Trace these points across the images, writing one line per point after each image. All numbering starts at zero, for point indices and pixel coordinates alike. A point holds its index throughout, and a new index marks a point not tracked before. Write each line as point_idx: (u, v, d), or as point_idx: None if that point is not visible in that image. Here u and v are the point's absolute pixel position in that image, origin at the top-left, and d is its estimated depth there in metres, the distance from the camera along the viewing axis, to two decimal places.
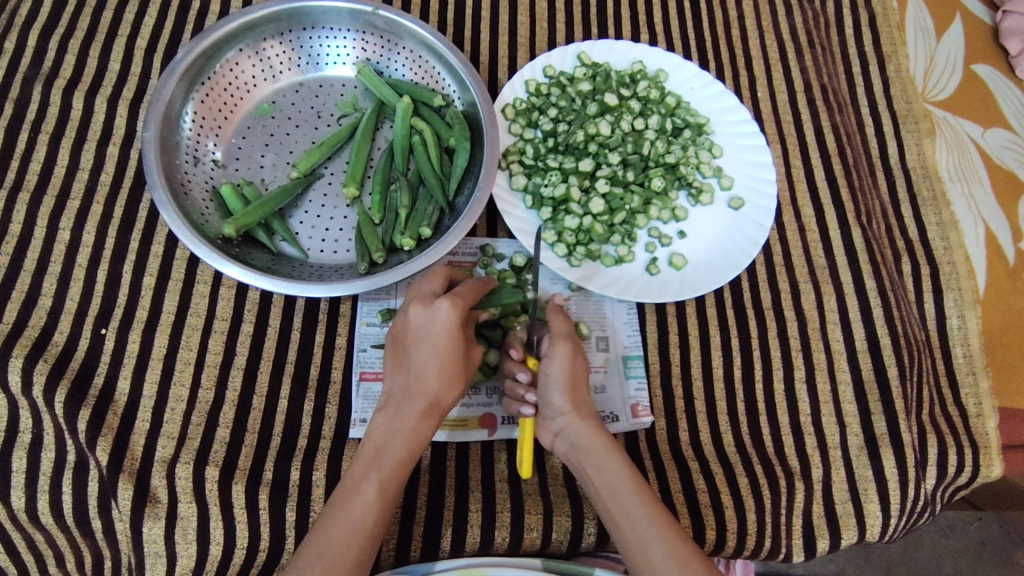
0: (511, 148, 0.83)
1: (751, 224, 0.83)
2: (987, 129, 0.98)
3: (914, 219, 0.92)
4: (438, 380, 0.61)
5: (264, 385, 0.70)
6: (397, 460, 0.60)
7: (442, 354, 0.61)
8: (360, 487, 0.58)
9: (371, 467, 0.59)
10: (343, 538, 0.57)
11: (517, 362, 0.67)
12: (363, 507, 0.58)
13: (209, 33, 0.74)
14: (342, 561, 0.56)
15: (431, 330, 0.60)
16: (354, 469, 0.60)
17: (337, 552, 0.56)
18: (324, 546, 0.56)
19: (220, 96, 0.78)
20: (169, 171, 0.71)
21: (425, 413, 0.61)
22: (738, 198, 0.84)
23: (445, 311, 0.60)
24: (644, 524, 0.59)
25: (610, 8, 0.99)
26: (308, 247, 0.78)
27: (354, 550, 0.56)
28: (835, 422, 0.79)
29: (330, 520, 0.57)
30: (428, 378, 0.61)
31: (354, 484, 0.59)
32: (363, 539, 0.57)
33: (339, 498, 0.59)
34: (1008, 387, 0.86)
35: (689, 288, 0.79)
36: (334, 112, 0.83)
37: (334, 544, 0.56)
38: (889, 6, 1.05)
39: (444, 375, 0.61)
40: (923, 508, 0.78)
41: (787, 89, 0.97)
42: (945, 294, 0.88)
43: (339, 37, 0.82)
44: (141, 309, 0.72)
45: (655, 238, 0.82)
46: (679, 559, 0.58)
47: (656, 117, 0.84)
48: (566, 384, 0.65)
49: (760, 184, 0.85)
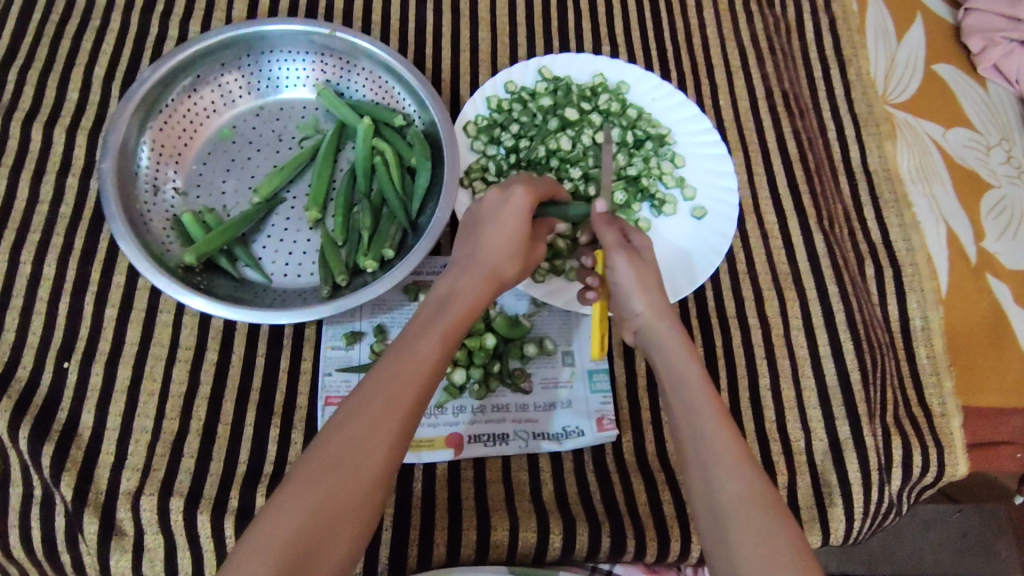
0: (473, 166, 0.84)
1: (713, 233, 0.83)
2: (948, 129, 1.00)
3: (876, 221, 0.93)
4: (504, 260, 0.62)
5: (229, 413, 0.70)
6: (454, 329, 0.58)
7: (511, 233, 0.61)
8: (419, 348, 0.56)
9: (430, 330, 0.58)
10: (393, 399, 0.54)
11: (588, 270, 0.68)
12: (420, 365, 0.56)
13: (163, 61, 0.74)
14: (391, 422, 0.53)
15: (505, 211, 0.61)
16: (410, 333, 0.58)
17: (389, 408, 0.54)
18: (373, 402, 0.54)
19: (178, 124, 0.78)
20: (127, 202, 0.71)
21: (484, 290, 0.61)
22: (700, 207, 0.84)
23: (523, 193, 0.61)
24: (703, 424, 0.55)
25: (572, 21, 0.99)
26: (271, 271, 0.78)
27: (404, 413, 0.54)
28: (799, 427, 0.80)
29: (382, 380, 0.55)
30: (494, 259, 0.61)
31: (412, 344, 0.57)
32: (414, 402, 0.55)
33: (393, 357, 0.57)
34: (972, 386, 0.87)
35: None
36: (295, 135, 0.83)
37: (384, 402, 0.54)
38: (849, 9, 1.07)
39: (510, 257, 0.62)
40: (887, 509, 0.80)
41: (748, 96, 0.98)
42: (908, 295, 0.89)
43: (297, 61, 0.82)
44: (104, 341, 0.72)
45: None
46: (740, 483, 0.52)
47: (617, 130, 0.84)
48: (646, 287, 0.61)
49: (721, 193, 0.85)
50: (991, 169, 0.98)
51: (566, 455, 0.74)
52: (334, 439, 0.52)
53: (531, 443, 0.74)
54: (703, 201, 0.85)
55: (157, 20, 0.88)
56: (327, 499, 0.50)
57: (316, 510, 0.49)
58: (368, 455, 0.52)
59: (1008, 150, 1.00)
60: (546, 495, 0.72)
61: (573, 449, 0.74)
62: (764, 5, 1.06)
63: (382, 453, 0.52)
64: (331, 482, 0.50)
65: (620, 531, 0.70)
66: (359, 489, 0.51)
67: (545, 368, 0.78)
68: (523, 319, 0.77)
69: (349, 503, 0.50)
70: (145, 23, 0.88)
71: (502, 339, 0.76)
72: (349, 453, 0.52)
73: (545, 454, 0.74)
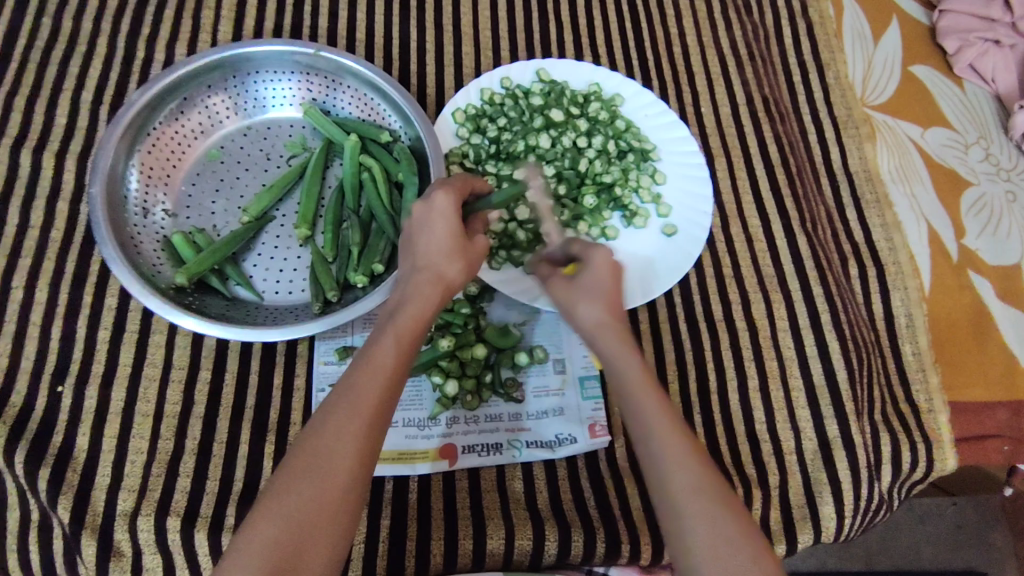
0: (454, 150, 0.85)
1: (679, 253, 0.83)
2: (926, 129, 1.02)
3: (859, 222, 0.95)
4: (442, 262, 0.61)
5: (224, 431, 0.71)
6: (407, 332, 0.59)
7: (439, 237, 0.61)
8: (372, 357, 0.58)
9: (381, 339, 0.59)
10: (349, 412, 0.55)
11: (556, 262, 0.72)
12: (374, 372, 0.57)
13: (150, 85, 0.75)
14: (351, 431, 0.55)
15: (428, 217, 0.62)
16: (366, 344, 0.60)
17: (345, 417, 0.55)
18: (332, 418, 0.55)
19: (166, 146, 0.79)
20: (117, 227, 0.71)
21: (433, 295, 0.60)
22: (671, 225, 0.85)
23: (443, 197, 0.62)
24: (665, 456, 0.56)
25: (553, 33, 1.01)
26: (263, 289, 0.79)
27: (362, 420, 0.55)
28: (789, 427, 0.81)
29: (340, 391, 0.56)
30: (433, 262, 0.61)
31: (366, 354, 0.58)
32: (372, 407, 0.56)
33: (350, 369, 0.58)
34: (957, 381, 0.88)
35: None
36: (283, 153, 0.84)
37: (341, 416, 0.55)
38: (826, 14, 1.09)
39: (446, 257, 0.61)
40: (877, 506, 0.81)
41: (729, 103, 1.00)
42: (893, 293, 0.90)
43: (283, 80, 0.83)
44: (97, 364, 0.72)
45: None
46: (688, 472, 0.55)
47: (599, 138, 0.86)
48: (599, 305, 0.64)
49: (692, 213, 0.86)
50: (970, 167, 1.00)
51: (559, 463, 0.75)
52: (301, 451, 0.54)
53: (525, 452, 0.74)
54: (676, 219, 0.85)
55: (143, 44, 0.90)
56: (300, 510, 0.52)
57: (290, 521, 0.52)
58: (334, 462, 0.54)
59: (985, 148, 1.02)
60: (540, 503, 0.73)
61: (566, 456, 0.75)
62: (742, 13, 1.08)
63: (348, 459, 0.54)
64: (301, 493, 0.53)
65: (614, 535, 0.71)
66: (329, 497, 0.53)
67: (536, 376, 0.79)
68: (513, 328, 0.78)
69: (323, 512, 0.52)
70: (131, 47, 0.89)
71: (493, 349, 0.77)
72: (314, 463, 0.54)
73: (539, 462, 0.75)
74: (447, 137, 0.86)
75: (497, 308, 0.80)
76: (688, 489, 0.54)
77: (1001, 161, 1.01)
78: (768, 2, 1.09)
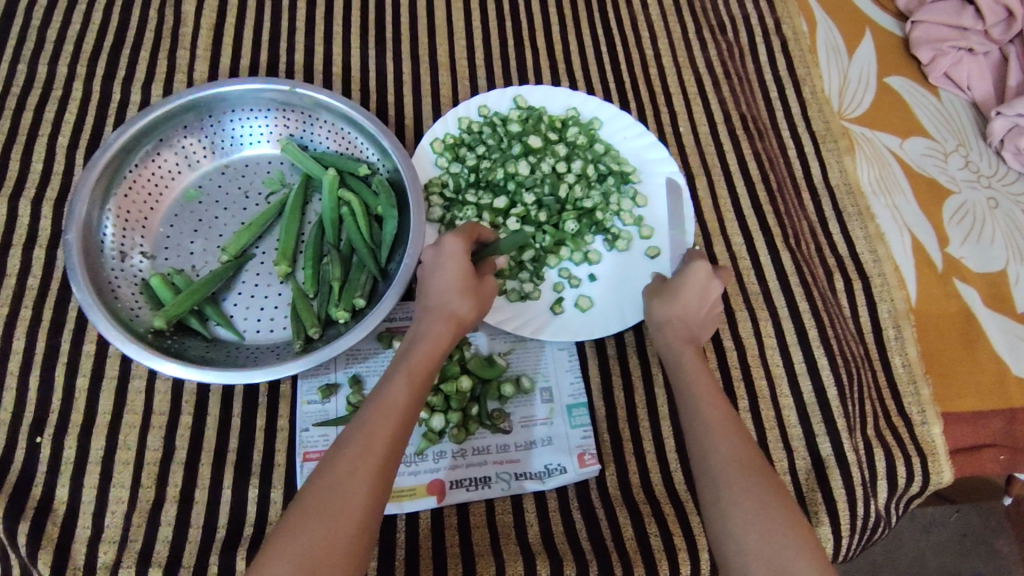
0: (433, 179, 0.84)
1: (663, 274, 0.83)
2: (905, 139, 1.02)
3: (842, 235, 0.95)
4: (454, 301, 0.64)
5: (206, 476, 0.70)
6: (420, 371, 0.60)
7: (452, 277, 0.64)
8: (387, 393, 0.59)
9: (394, 377, 0.60)
10: (363, 445, 0.55)
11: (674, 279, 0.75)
12: (389, 408, 0.58)
13: (124, 129, 0.75)
14: (365, 466, 0.55)
15: (440, 259, 0.65)
16: (380, 383, 0.61)
17: (361, 452, 0.55)
18: (345, 453, 0.55)
19: (143, 189, 0.78)
20: (95, 273, 0.71)
21: (444, 334, 0.62)
22: (655, 247, 0.84)
23: (453, 241, 0.66)
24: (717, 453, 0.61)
25: (529, 60, 1.01)
26: (243, 328, 0.78)
27: (378, 455, 0.55)
28: (781, 446, 0.81)
29: (356, 428, 0.57)
30: (444, 302, 0.64)
31: (381, 391, 0.59)
32: (386, 443, 0.56)
33: (365, 407, 0.59)
34: (949, 392, 0.87)
35: (588, 331, 0.79)
36: (262, 191, 0.84)
37: (355, 450, 0.55)
38: (799, 30, 1.09)
39: (457, 296, 0.64)
40: (875, 524, 0.80)
41: (707, 121, 1.00)
42: (880, 306, 0.90)
43: (259, 118, 0.83)
44: (77, 412, 0.71)
45: (565, 278, 0.82)
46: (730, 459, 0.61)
47: (578, 162, 0.85)
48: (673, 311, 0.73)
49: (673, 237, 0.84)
50: (951, 175, 1.00)
51: (550, 494, 0.74)
52: (316, 486, 0.54)
53: (514, 484, 0.74)
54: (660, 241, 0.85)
55: (119, 86, 0.89)
56: (314, 546, 0.51)
57: (304, 558, 0.51)
58: (348, 499, 0.53)
59: (965, 156, 1.02)
60: (532, 537, 0.71)
61: (556, 487, 0.74)
62: (717, 33, 1.09)
63: (363, 495, 0.54)
64: (316, 528, 0.52)
65: (607, 567, 0.70)
66: (342, 533, 0.52)
67: (523, 406, 0.78)
68: (498, 359, 0.77)
69: (337, 548, 0.51)
70: (107, 89, 0.89)
71: (478, 381, 0.76)
72: (329, 498, 0.53)
73: (529, 494, 0.74)
74: (426, 167, 0.85)
75: (482, 338, 0.80)
76: (731, 480, 0.59)
77: (981, 167, 1.02)
78: (742, 21, 1.10)
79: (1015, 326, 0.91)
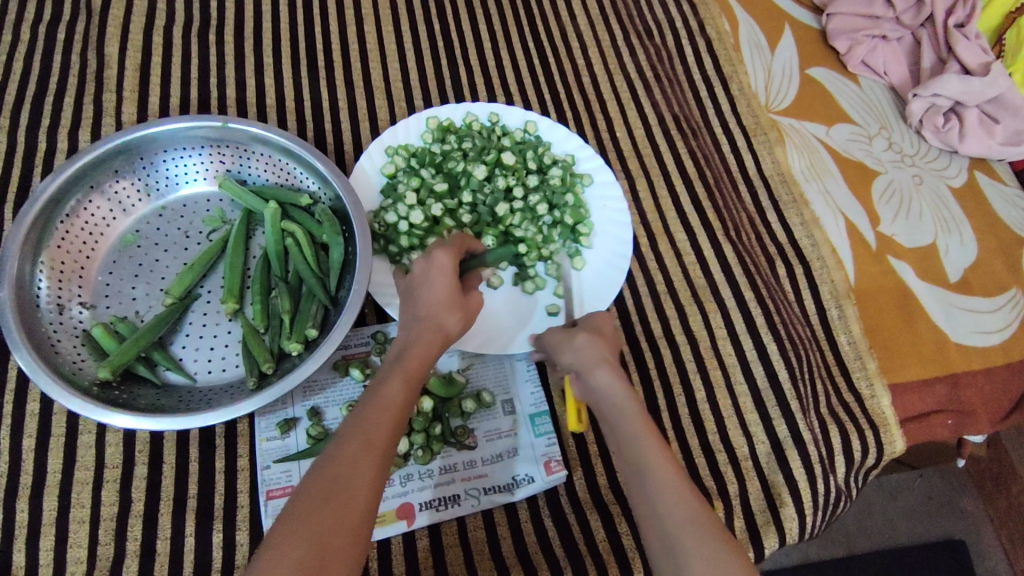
0: (404, 146, 0.88)
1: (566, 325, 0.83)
2: (830, 126, 1.07)
3: (780, 223, 0.98)
4: (446, 310, 0.64)
5: (167, 526, 0.68)
6: (415, 372, 0.60)
7: (444, 287, 0.65)
8: (384, 393, 0.58)
9: (389, 377, 0.60)
10: (365, 440, 0.55)
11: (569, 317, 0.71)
12: (389, 404, 0.57)
13: (51, 179, 0.73)
14: (368, 461, 0.54)
15: (431, 269, 0.66)
16: (371, 383, 0.60)
17: (362, 448, 0.55)
18: (347, 448, 0.54)
19: (77, 238, 0.76)
20: (32, 330, 0.68)
21: (433, 339, 0.63)
22: (555, 306, 0.83)
23: (443, 254, 0.67)
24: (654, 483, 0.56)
25: (464, 77, 1.02)
26: (194, 370, 0.76)
27: (378, 451, 0.55)
28: (740, 433, 0.83)
29: (353, 425, 0.56)
30: (437, 309, 0.64)
31: (377, 387, 0.59)
32: (386, 440, 0.56)
33: (359, 405, 0.58)
34: (895, 364, 0.91)
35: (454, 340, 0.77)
36: (202, 229, 0.83)
37: (357, 445, 0.55)
38: (722, 30, 1.13)
39: (450, 306, 0.65)
40: (836, 498, 0.83)
41: (642, 124, 1.03)
42: (821, 287, 0.93)
43: (193, 156, 0.82)
44: (25, 474, 0.69)
45: None
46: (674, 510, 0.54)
47: (535, 199, 0.85)
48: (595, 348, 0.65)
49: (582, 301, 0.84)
50: (876, 157, 1.05)
51: (520, 506, 0.74)
52: (317, 482, 0.53)
53: (484, 499, 0.74)
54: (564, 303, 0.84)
55: (45, 134, 0.87)
56: (321, 540, 0.50)
57: (310, 553, 0.49)
58: (353, 493, 0.53)
59: (888, 138, 1.07)
60: (506, 550, 0.71)
61: (526, 497, 0.74)
62: (644, 38, 1.12)
63: (365, 490, 0.53)
64: (324, 517, 0.51)
65: (582, 570, 0.70)
66: (347, 528, 0.51)
67: (486, 420, 0.78)
68: (457, 376, 0.78)
69: (341, 541, 0.51)
70: (33, 139, 0.87)
71: (439, 400, 0.76)
72: (333, 493, 0.52)
73: (499, 507, 0.74)
74: (413, 136, 0.90)
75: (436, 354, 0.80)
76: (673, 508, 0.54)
77: (904, 147, 1.07)
78: (668, 24, 1.14)
79: (948, 296, 0.96)
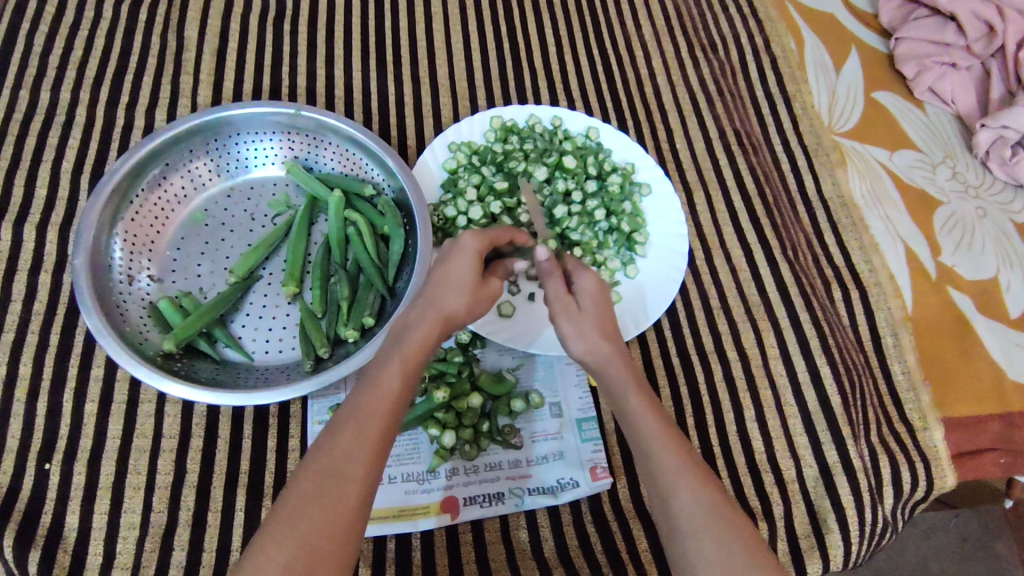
0: (465, 142, 0.88)
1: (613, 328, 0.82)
2: (894, 151, 1.05)
3: (838, 246, 0.97)
4: (454, 295, 0.61)
5: (219, 499, 0.70)
6: (414, 359, 0.58)
7: (461, 271, 0.63)
8: (380, 380, 0.57)
9: (388, 362, 0.58)
10: (358, 433, 0.54)
11: (581, 283, 0.67)
12: (384, 393, 0.56)
13: (131, 153, 0.75)
14: (359, 454, 0.53)
15: (450, 253, 0.64)
16: (371, 369, 0.59)
17: (353, 441, 0.54)
18: (340, 439, 0.54)
19: (150, 213, 0.79)
20: (102, 296, 0.70)
21: (439, 324, 0.60)
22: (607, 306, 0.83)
23: (470, 238, 0.64)
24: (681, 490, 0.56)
25: (527, 80, 1.03)
26: (252, 349, 0.78)
27: (371, 445, 0.54)
28: (788, 455, 0.82)
29: (348, 414, 0.55)
30: (443, 294, 0.61)
31: (375, 372, 0.58)
32: (380, 431, 0.55)
33: (356, 393, 0.57)
34: (949, 398, 0.89)
35: (493, 333, 0.77)
36: (267, 213, 0.85)
37: (348, 438, 0.54)
38: (789, 48, 1.12)
39: (457, 292, 0.62)
40: (883, 530, 0.81)
41: (703, 138, 1.03)
42: (877, 314, 0.92)
43: (264, 141, 0.84)
44: (85, 438, 0.71)
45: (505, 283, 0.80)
46: (696, 497, 0.56)
47: (595, 203, 0.87)
48: (594, 323, 0.64)
49: (632, 312, 0.83)
50: (939, 186, 1.03)
51: (563, 508, 0.74)
52: (308, 474, 0.53)
53: (527, 499, 0.74)
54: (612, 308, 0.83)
55: (123, 111, 0.90)
56: (307, 536, 0.50)
57: (301, 548, 0.50)
58: (343, 488, 0.52)
59: (952, 167, 1.05)
60: (547, 551, 0.72)
61: (570, 501, 0.74)
62: (708, 52, 1.11)
63: (357, 484, 0.53)
64: (312, 512, 0.51)
65: None
66: (335, 523, 0.51)
67: (533, 421, 0.78)
68: (507, 374, 0.78)
69: (330, 537, 0.50)
70: (111, 115, 0.90)
71: (488, 398, 0.77)
72: (323, 488, 0.52)
73: (542, 509, 0.74)
74: (476, 134, 0.91)
75: (488, 354, 0.80)
76: (698, 519, 0.55)
77: (967, 178, 1.04)
78: (733, 40, 1.13)
79: (1007, 331, 0.93)
